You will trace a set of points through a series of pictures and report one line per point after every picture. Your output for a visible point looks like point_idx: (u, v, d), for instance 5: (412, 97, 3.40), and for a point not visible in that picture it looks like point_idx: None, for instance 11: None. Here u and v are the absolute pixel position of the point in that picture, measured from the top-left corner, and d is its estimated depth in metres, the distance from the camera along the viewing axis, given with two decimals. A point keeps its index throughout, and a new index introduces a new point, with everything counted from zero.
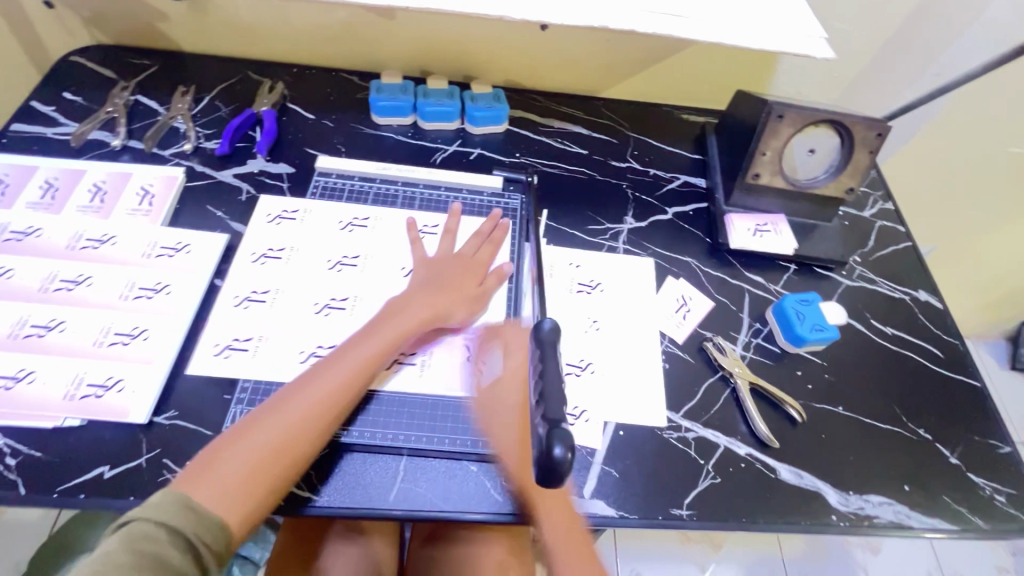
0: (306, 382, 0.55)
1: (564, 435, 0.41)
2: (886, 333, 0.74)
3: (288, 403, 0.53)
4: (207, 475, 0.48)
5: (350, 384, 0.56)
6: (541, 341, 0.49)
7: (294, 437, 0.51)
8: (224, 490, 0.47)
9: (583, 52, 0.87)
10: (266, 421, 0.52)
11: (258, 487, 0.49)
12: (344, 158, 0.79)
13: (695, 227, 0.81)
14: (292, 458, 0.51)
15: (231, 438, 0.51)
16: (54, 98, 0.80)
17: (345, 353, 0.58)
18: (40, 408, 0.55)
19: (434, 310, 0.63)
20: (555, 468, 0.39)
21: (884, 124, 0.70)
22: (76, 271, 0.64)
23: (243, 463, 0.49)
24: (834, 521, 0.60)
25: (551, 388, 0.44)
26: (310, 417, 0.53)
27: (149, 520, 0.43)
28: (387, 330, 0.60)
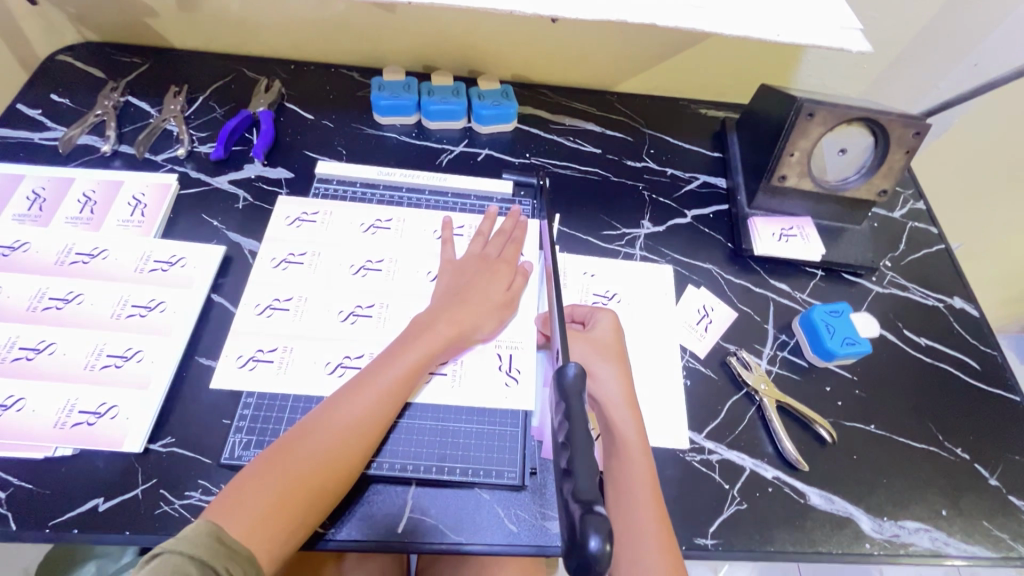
0: (334, 405, 0.52)
1: (598, 520, 0.35)
2: (919, 344, 0.70)
3: (316, 428, 0.50)
4: (234, 508, 0.45)
5: (379, 407, 0.53)
6: (564, 392, 0.44)
7: (323, 467, 0.49)
8: (251, 526, 0.45)
9: (597, 44, 0.82)
10: (293, 450, 0.49)
11: (286, 522, 0.46)
12: (345, 162, 0.75)
13: (716, 231, 0.76)
14: (321, 489, 0.48)
15: (259, 467, 0.48)
16: (41, 101, 0.77)
17: (373, 373, 0.54)
18: (30, 438, 0.52)
19: (464, 323, 0.59)
20: (590, 565, 0.34)
21: (923, 123, 0.65)
22: (66, 288, 0.61)
23: (270, 497, 0.46)
24: (867, 550, 0.57)
25: (580, 455, 0.39)
26: (339, 445, 0.50)
27: (177, 552, 0.41)
28: (416, 346, 0.57)
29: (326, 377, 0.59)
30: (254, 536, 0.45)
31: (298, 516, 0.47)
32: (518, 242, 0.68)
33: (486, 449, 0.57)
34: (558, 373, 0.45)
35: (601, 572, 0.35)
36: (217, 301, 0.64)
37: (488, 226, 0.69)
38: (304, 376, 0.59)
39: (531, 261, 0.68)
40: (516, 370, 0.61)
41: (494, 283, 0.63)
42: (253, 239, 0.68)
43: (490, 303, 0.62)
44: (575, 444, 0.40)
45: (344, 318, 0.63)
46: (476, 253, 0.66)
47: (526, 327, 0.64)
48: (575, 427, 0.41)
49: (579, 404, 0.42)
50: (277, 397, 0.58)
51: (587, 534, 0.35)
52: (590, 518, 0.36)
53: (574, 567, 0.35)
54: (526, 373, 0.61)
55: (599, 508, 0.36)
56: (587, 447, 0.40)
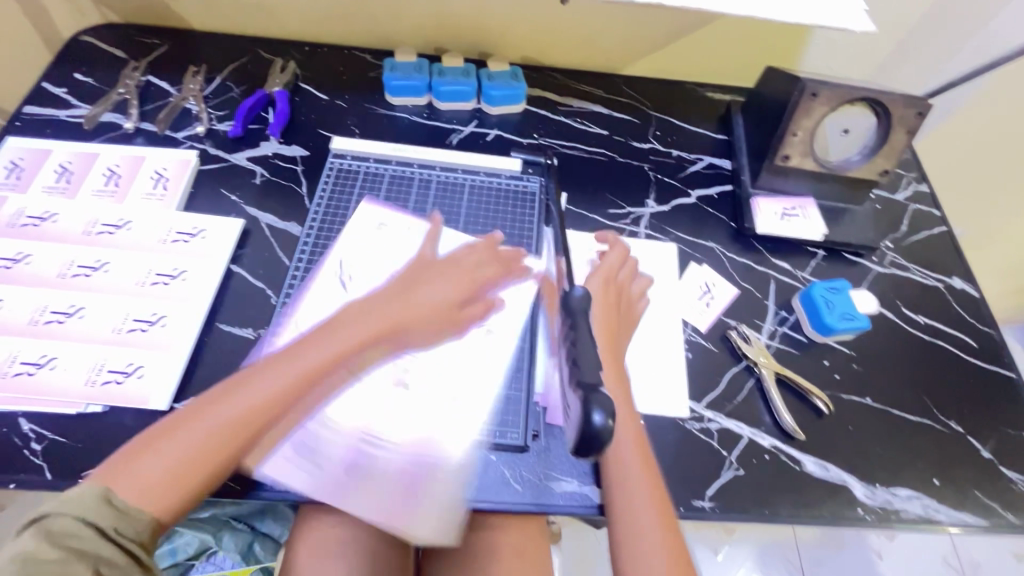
0: (247, 378, 0.48)
1: (601, 399, 0.44)
2: (917, 322, 0.72)
3: (232, 395, 0.47)
4: (132, 472, 0.43)
5: (287, 388, 0.48)
6: (571, 311, 0.53)
7: (233, 436, 0.46)
8: (149, 489, 0.43)
9: (605, 24, 0.83)
10: (197, 414, 0.46)
11: (172, 488, 0.43)
12: (360, 140, 0.77)
13: (720, 210, 0.78)
14: (216, 462, 0.45)
15: (165, 428, 0.46)
16: (66, 79, 0.79)
17: (296, 351, 0.50)
18: (62, 394, 0.55)
19: (400, 316, 0.55)
20: (595, 434, 0.42)
21: (925, 102, 0.66)
22: (94, 257, 0.63)
23: (162, 461, 0.44)
24: (861, 515, 0.59)
25: (585, 354, 0.48)
26: (251, 418, 0.47)
27: (68, 516, 0.39)
28: (353, 325, 0.53)
29: None
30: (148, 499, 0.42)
31: (200, 481, 0.45)
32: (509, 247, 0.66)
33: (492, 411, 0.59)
34: (565, 295, 0.54)
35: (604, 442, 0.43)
36: (236, 272, 0.66)
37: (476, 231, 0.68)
38: None
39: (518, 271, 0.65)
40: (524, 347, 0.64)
41: (446, 282, 0.58)
42: (271, 213, 0.71)
43: (447, 305, 0.58)
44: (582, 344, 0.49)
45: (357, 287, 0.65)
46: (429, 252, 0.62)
47: (538, 310, 0.66)
48: (580, 334, 0.50)
49: (583, 319, 0.52)
50: None
51: (590, 411, 0.43)
52: (594, 397, 0.44)
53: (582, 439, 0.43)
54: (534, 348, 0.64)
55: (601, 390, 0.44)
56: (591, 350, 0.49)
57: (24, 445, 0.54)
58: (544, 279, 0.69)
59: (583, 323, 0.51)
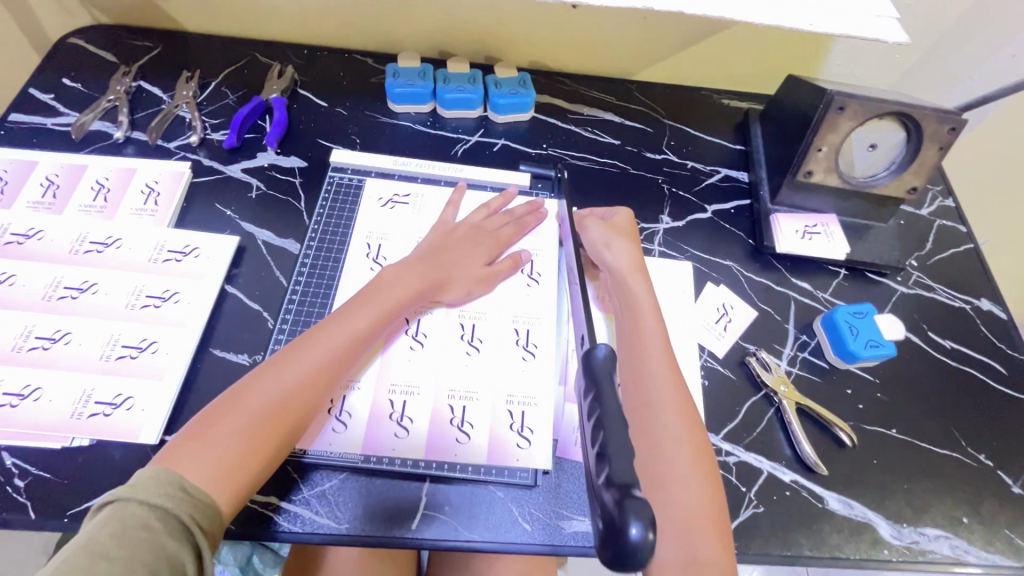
0: (299, 346, 0.50)
1: (638, 504, 0.33)
2: (944, 347, 0.68)
3: (281, 364, 0.49)
4: (196, 450, 0.43)
5: (343, 350, 0.51)
6: (594, 376, 0.41)
7: (295, 399, 0.47)
8: (218, 466, 0.43)
9: (618, 29, 0.79)
10: (257, 384, 0.47)
11: (245, 461, 0.44)
12: (361, 151, 0.74)
13: (737, 226, 0.75)
14: (286, 430, 0.46)
15: (217, 408, 0.45)
16: (53, 85, 0.76)
17: (342, 316, 0.53)
18: (47, 428, 0.53)
19: (435, 278, 0.59)
20: (632, 554, 0.32)
21: (959, 118, 0.62)
22: (81, 278, 0.60)
23: (231, 437, 0.44)
24: (887, 556, 0.56)
25: (615, 440, 0.37)
26: (307, 383, 0.48)
27: (137, 502, 0.38)
28: (386, 289, 0.56)
29: None
30: (220, 475, 0.42)
31: (267, 451, 0.45)
32: (524, 227, 0.68)
33: (500, 442, 0.56)
34: (586, 355, 0.43)
35: (643, 562, 0.33)
36: (231, 293, 0.63)
37: (500, 203, 0.69)
38: None
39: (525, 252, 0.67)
40: (533, 344, 0.61)
41: (471, 253, 0.63)
42: (268, 230, 0.68)
43: (469, 275, 0.62)
44: (609, 425, 0.38)
45: None
46: (448, 222, 0.66)
47: (547, 309, 0.64)
48: (607, 409, 0.39)
49: (610, 387, 0.40)
50: None
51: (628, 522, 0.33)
52: (629, 501, 0.34)
53: (612, 556, 0.33)
54: (544, 347, 0.61)
55: (637, 490, 0.34)
56: (622, 429, 0.38)
57: (7, 482, 0.51)
58: (554, 281, 0.66)
59: (610, 395, 0.40)
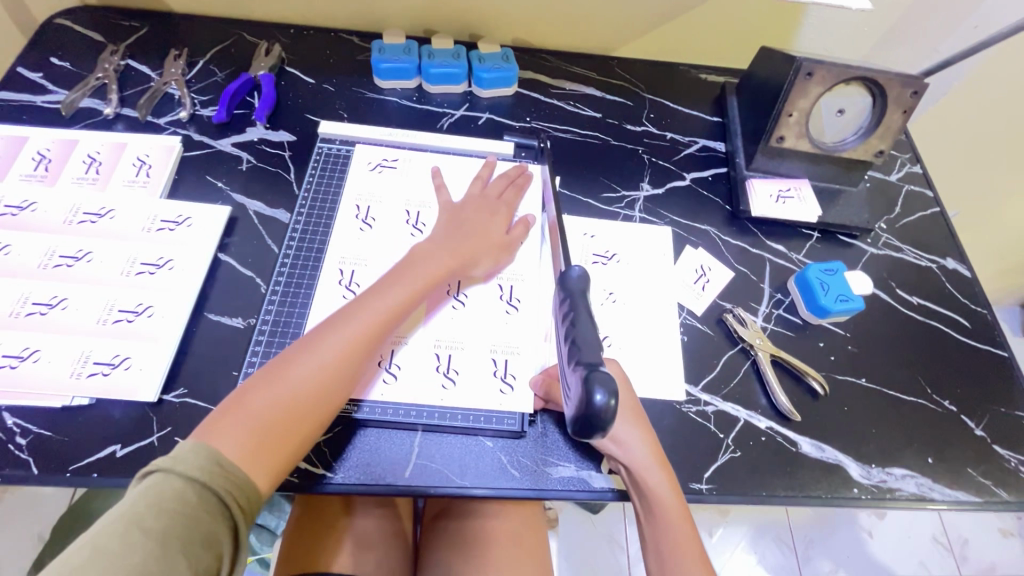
0: (334, 324, 0.52)
1: (603, 378, 0.40)
2: (911, 303, 0.72)
3: (315, 347, 0.50)
4: (235, 426, 0.45)
5: (376, 327, 0.53)
6: (569, 291, 0.47)
7: (329, 382, 0.49)
8: (255, 444, 0.45)
9: (597, 5, 0.82)
10: (294, 359, 0.49)
11: (281, 436, 0.46)
12: (348, 124, 0.76)
13: (714, 193, 0.77)
14: (321, 406, 0.49)
15: (256, 383, 0.48)
16: (41, 64, 0.77)
17: (375, 294, 0.54)
18: (47, 388, 0.54)
19: (460, 255, 0.60)
20: (596, 415, 0.39)
21: (920, 82, 0.66)
22: (75, 247, 0.62)
23: (267, 412, 0.46)
24: (856, 494, 0.59)
25: (585, 333, 0.44)
26: (340, 366, 0.50)
27: (176, 475, 0.41)
28: (415, 270, 0.57)
29: (339, 301, 0.62)
30: (257, 453, 0.45)
31: (302, 430, 0.48)
32: (520, 188, 0.70)
33: (488, 394, 0.58)
34: (563, 274, 0.49)
35: (606, 424, 0.39)
36: (224, 261, 0.65)
37: (488, 171, 0.71)
38: (309, 324, 0.60)
39: (532, 214, 0.69)
40: (516, 299, 0.64)
41: (491, 227, 0.64)
42: (258, 200, 0.69)
43: (491, 246, 0.63)
44: (580, 324, 0.44)
45: (347, 270, 0.64)
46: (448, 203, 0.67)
47: (531, 266, 0.66)
48: (579, 312, 0.45)
49: (583, 299, 0.46)
50: (286, 343, 0.59)
51: (592, 390, 0.39)
52: (595, 377, 0.40)
53: (583, 422, 0.40)
54: (527, 302, 0.64)
55: (601, 368, 0.41)
56: (592, 328, 0.44)
57: (9, 440, 0.53)
58: (537, 242, 0.68)
59: (583, 305, 0.46)
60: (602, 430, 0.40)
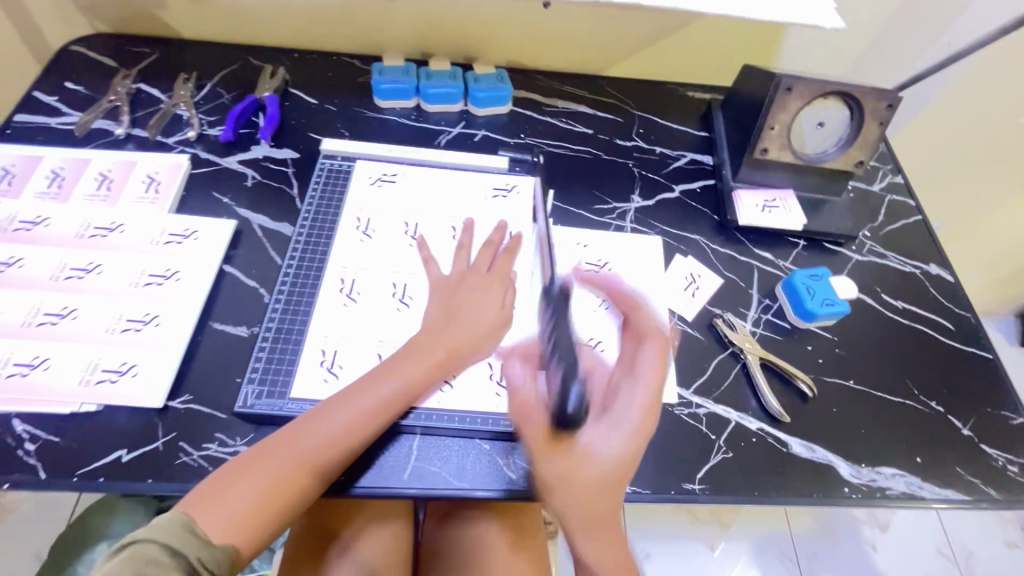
0: (327, 414, 0.51)
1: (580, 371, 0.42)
2: (896, 307, 0.74)
3: (301, 436, 0.49)
4: (216, 505, 0.45)
5: (366, 422, 0.52)
6: (553, 298, 0.49)
7: (311, 471, 0.49)
8: (234, 525, 0.45)
9: (587, 27, 0.86)
10: (281, 448, 0.49)
11: (262, 522, 0.46)
12: (349, 141, 0.79)
13: (703, 204, 0.80)
14: (301, 496, 0.49)
15: (242, 464, 0.48)
16: (56, 88, 0.80)
17: (369, 386, 0.53)
18: (57, 394, 0.56)
19: (460, 344, 0.56)
20: None
21: (894, 95, 0.69)
22: (86, 260, 0.64)
23: (251, 497, 0.46)
24: (847, 493, 0.60)
25: (563, 332, 0.46)
26: (327, 455, 0.50)
27: (154, 541, 0.42)
28: (409, 368, 0.54)
29: (340, 308, 0.64)
30: (237, 531, 0.45)
31: (280, 514, 0.48)
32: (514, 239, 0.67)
33: (484, 397, 0.60)
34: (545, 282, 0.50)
35: None
36: (229, 272, 0.67)
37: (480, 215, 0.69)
38: (311, 331, 0.62)
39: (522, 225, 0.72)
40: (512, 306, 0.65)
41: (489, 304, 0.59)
42: (262, 214, 0.72)
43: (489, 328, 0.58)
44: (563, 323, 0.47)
45: (347, 281, 0.66)
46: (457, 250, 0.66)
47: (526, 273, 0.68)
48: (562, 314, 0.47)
49: (565, 307, 0.48)
50: (288, 349, 0.61)
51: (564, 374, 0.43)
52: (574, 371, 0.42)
53: None
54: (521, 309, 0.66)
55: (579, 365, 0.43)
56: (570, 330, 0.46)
57: (19, 446, 0.54)
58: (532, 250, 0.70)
59: (564, 309, 0.48)
60: None
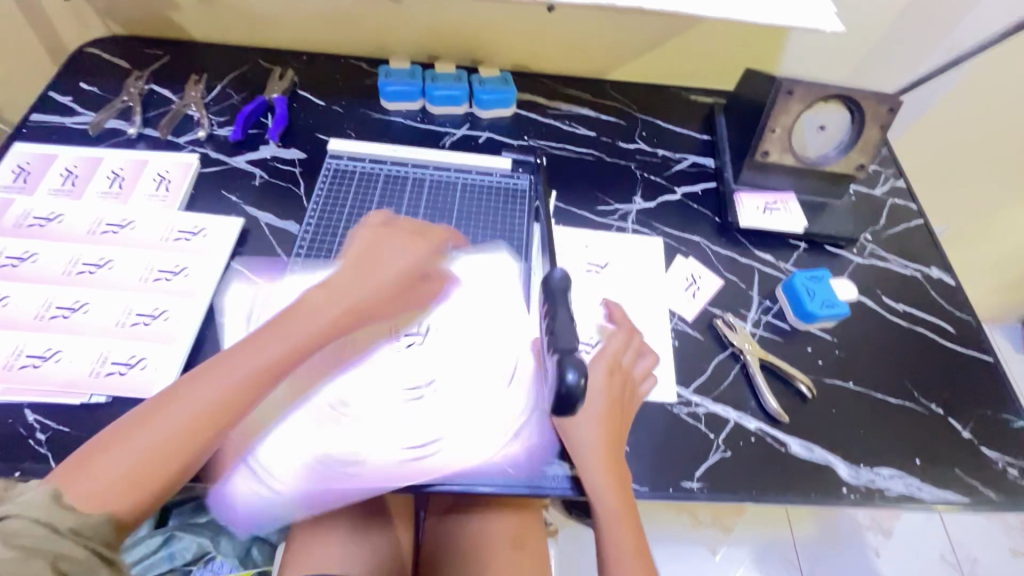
0: (202, 378, 0.49)
1: (575, 361, 0.45)
2: (897, 309, 0.74)
3: (176, 402, 0.48)
4: (91, 472, 0.44)
5: (250, 382, 0.50)
6: (550, 289, 0.51)
7: (194, 439, 0.47)
8: (109, 491, 0.44)
9: (591, 31, 0.87)
10: (151, 418, 0.47)
11: (139, 488, 0.45)
12: (355, 141, 0.80)
13: (704, 206, 0.81)
14: (179, 464, 0.47)
15: (115, 433, 0.47)
16: (71, 88, 0.82)
17: (251, 347, 0.52)
18: (67, 385, 0.57)
19: (359, 303, 0.57)
20: (568, 393, 0.43)
21: (895, 99, 0.70)
22: (98, 255, 0.65)
23: (127, 465, 0.45)
24: (845, 494, 0.60)
25: (562, 325, 0.48)
26: (204, 420, 0.48)
27: (26, 518, 0.41)
28: (296, 327, 0.54)
29: None
30: (115, 498, 0.44)
31: (162, 481, 0.46)
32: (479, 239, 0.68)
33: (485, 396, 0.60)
34: (546, 275, 0.52)
35: (576, 402, 0.44)
36: (237, 268, 0.68)
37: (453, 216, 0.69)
38: None
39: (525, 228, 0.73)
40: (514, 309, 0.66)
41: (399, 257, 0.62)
42: (270, 213, 0.74)
43: (391, 280, 0.60)
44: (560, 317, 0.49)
45: None
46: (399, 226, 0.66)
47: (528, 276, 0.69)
48: (559, 308, 0.50)
49: (563, 301, 0.50)
50: None
51: (566, 371, 0.44)
52: (569, 361, 0.45)
53: (557, 399, 0.44)
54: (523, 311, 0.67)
55: (576, 355, 0.46)
56: (568, 323, 0.49)
57: (30, 435, 0.55)
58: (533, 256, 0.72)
59: (562, 301, 0.50)
60: (573, 408, 0.44)
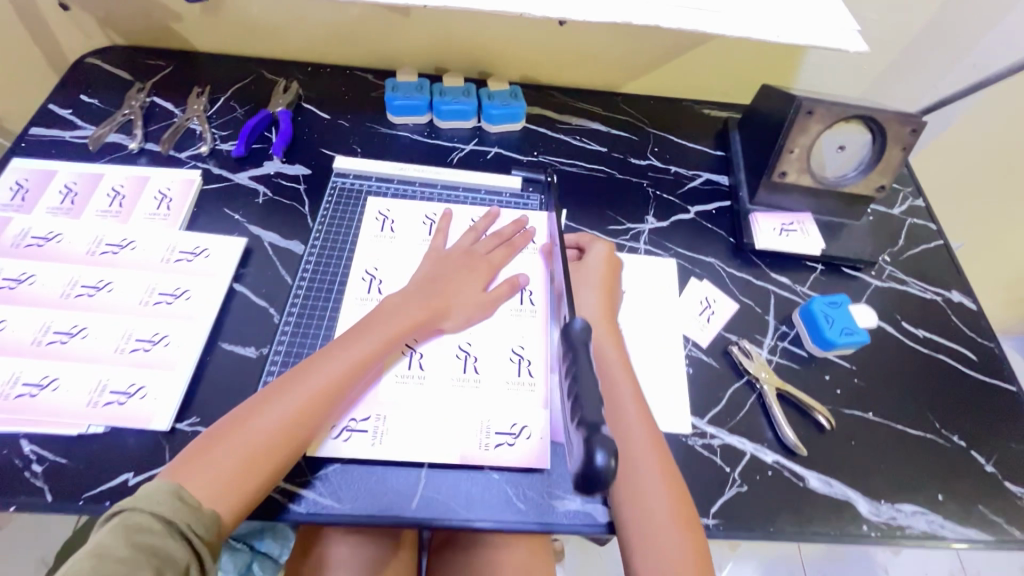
0: (292, 378, 0.52)
1: (604, 439, 0.42)
2: (917, 335, 0.72)
3: (276, 397, 0.51)
4: (198, 468, 0.46)
5: (341, 379, 0.53)
6: (571, 342, 0.50)
7: (291, 434, 0.50)
8: (217, 486, 0.45)
9: (603, 44, 0.85)
10: (244, 420, 0.49)
11: (247, 478, 0.47)
12: (361, 158, 0.78)
13: (718, 226, 0.79)
14: (280, 457, 0.49)
15: (220, 430, 0.48)
16: (71, 101, 0.80)
17: (336, 348, 0.55)
18: (65, 415, 0.55)
19: (434, 306, 0.61)
20: (597, 476, 0.41)
21: (919, 120, 0.67)
22: (97, 277, 0.64)
23: (233, 458, 0.47)
24: (865, 531, 0.58)
25: (586, 390, 0.46)
26: (303, 413, 0.50)
27: (143, 509, 0.42)
28: (379, 330, 0.57)
29: None
30: (224, 492, 0.45)
31: (264, 474, 0.48)
32: (513, 247, 0.70)
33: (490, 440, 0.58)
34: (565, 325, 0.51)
35: (605, 483, 0.41)
36: (239, 290, 0.67)
37: (485, 224, 0.71)
38: None
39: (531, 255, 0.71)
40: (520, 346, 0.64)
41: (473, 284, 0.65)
42: (273, 232, 0.72)
43: (467, 301, 0.64)
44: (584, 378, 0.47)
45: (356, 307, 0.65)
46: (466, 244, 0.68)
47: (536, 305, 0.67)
48: (581, 367, 0.48)
49: (585, 354, 0.49)
50: None
51: (595, 451, 0.42)
52: (597, 437, 0.42)
53: (581, 480, 0.42)
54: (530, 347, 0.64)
55: (603, 429, 0.43)
56: (593, 385, 0.46)
57: (26, 467, 0.54)
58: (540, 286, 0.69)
59: (584, 356, 0.48)
60: (601, 489, 0.41)
